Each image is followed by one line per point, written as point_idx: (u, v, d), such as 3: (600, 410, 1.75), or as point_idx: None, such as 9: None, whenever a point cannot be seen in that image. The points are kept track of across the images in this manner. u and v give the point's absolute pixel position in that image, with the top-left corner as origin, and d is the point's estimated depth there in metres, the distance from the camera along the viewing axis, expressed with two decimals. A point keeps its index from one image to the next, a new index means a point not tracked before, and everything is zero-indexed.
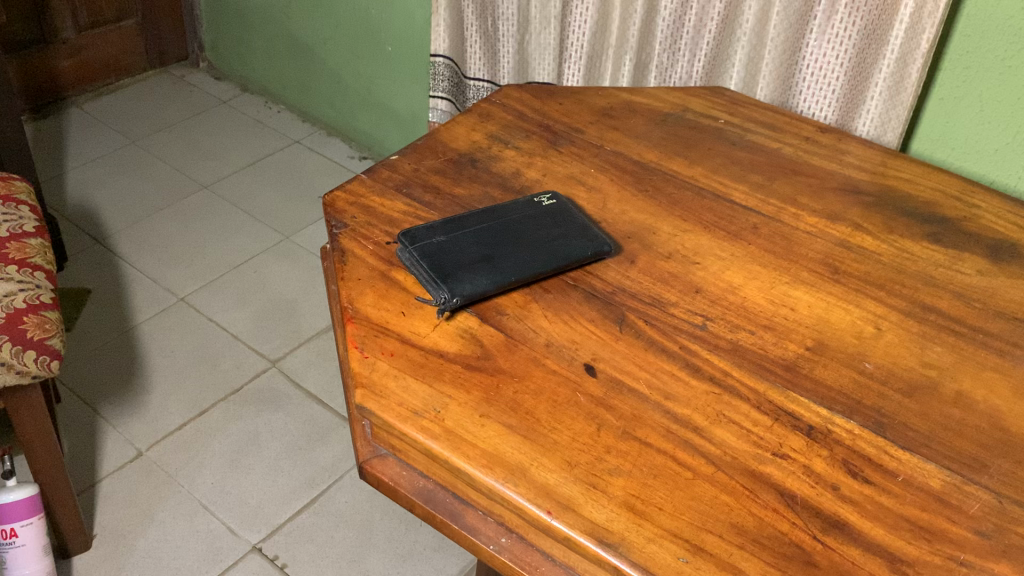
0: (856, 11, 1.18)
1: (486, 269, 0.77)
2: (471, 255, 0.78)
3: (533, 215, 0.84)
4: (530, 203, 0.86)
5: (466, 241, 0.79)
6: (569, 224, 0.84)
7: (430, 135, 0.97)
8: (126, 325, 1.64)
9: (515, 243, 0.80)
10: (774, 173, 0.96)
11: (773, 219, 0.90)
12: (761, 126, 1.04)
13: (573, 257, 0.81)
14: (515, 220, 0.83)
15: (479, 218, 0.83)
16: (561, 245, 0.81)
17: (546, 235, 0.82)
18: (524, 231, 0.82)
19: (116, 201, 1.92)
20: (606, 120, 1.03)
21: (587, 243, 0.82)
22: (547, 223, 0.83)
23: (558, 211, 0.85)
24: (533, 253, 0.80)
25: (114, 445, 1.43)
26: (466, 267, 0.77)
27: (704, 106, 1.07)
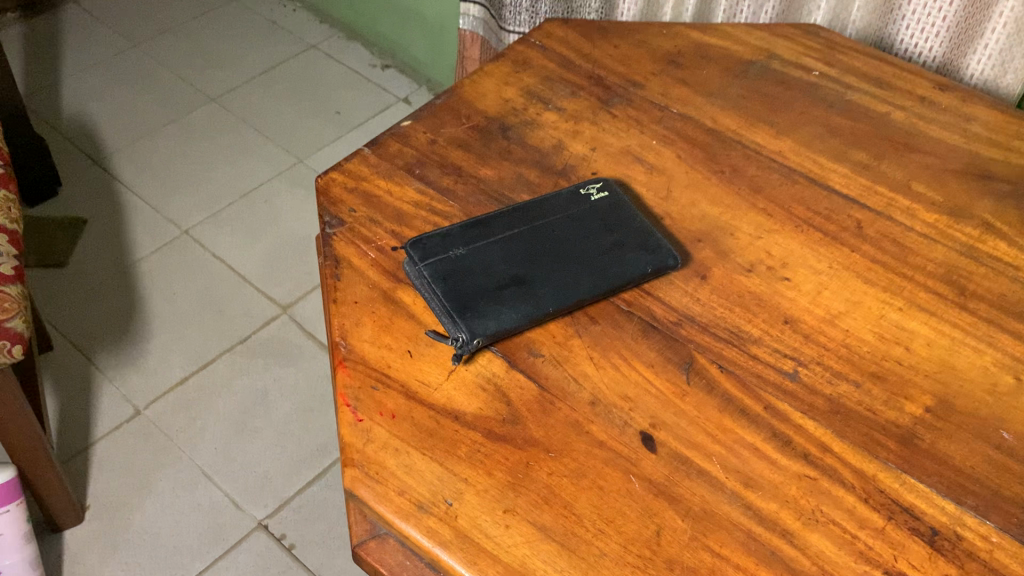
0: None
1: (517, 297, 0.60)
2: (497, 276, 0.61)
3: (578, 216, 0.66)
4: (575, 196, 0.68)
5: (492, 256, 0.62)
6: (622, 228, 0.66)
7: (453, 91, 0.79)
8: (124, 261, 1.50)
9: (553, 256, 0.63)
10: (880, 149, 0.77)
11: (880, 215, 0.72)
12: (866, 82, 0.83)
13: (626, 276, 0.63)
14: (555, 222, 0.66)
15: (509, 219, 0.65)
16: (612, 258, 0.64)
17: (594, 245, 0.65)
18: (567, 239, 0.65)
19: (116, 115, 1.75)
20: (673, 71, 0.83)
21: (644, 255, 0.65)
22: (594, 226, 0.66)
23: (609, 209, 0.68)
24: (578, 272, 0.63)
25: (111, 402, 1.31)
26: (491, 293, 0.60)
27: (793, 51, 0.86)
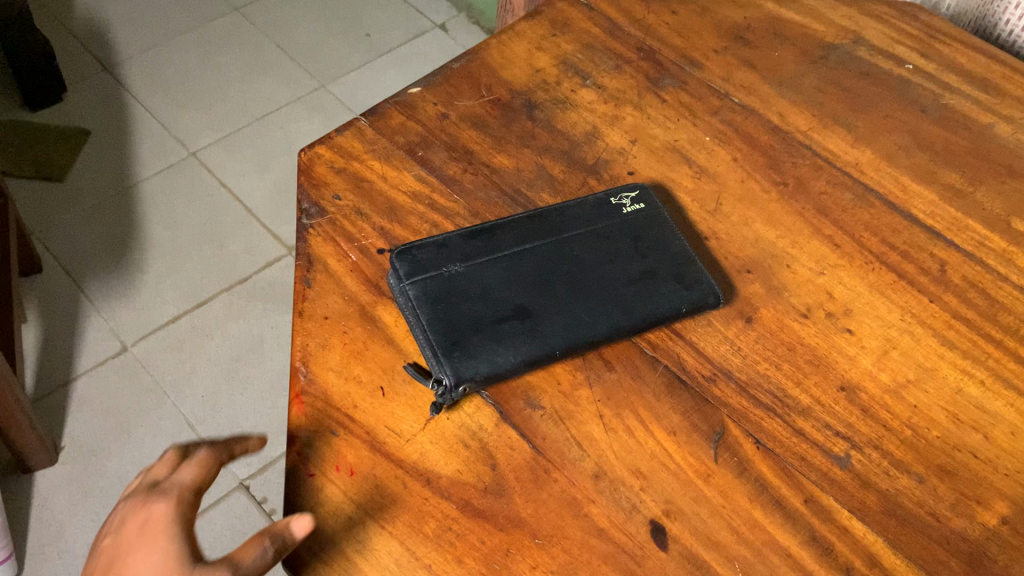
0: None
1: (519, 333, 0.50)
2: (497, 304, 0.51)
3: (604, 232, 0.55)
4: (603, 204, 0.57)
5: (494, 277, 0.52)
6: (657, 250, 0.55)
7: (475, 53, 0.67)
8: (125, 180, 1.40)
9: (568, 282, 0.52)
10: (977, 172, 0.64)
11: (968, 258, 0.60)
12: (968, 83, 0.70)
13: (655, 314, 0.52)
14: (576, 237, 0.54)
15: (521, 231, 0.54)
16: (639, 290, 0.53)
17: (619, 271, 0.53)
18: (588, 261, 0.53)
19: (131, 18, 1.63)
20: (739, 49, 0.70)
21: (679, 287, 0.54)
22: (623, 246, 0.54)
23: (643, 224, 0.56)
24: (596, 305, 0.52)
25: (97, 335, 1.23)
26: (487, 327, 0.50)
27: (883, 36, 0.72)
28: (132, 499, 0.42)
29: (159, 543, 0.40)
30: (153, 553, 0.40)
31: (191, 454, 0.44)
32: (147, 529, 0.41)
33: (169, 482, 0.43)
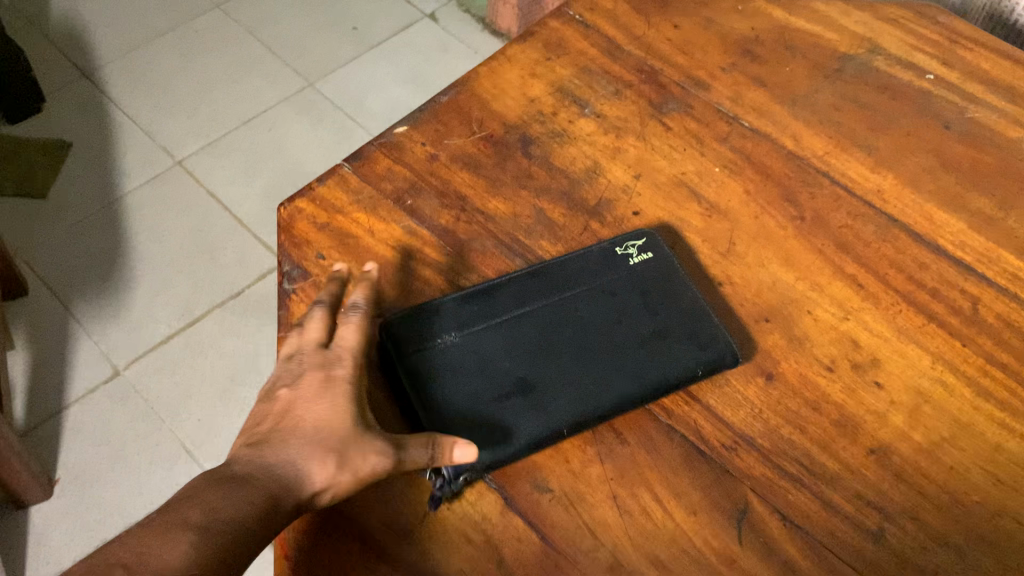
0: None
1: (521, 411, 0.46)
2: (496, 379, 0.47)
3: (610, 288, 0.51)
4: (609, 253, 0.53)
5: (493, 347, 0.48)
6: (668, 305, 0.51)
7: (465, 83, 0.62)
8: (110, 192, 1.35)
9: (573, 348, 0.48)
10: (1008, 194, 0.60)
11: (1003, 293, 0.55)
12: (994, 92, 0.65)
13: (669, 379, 0.48)
14: (580, 295, 0.50)
15: (520, 290, 0.50)
16: (650, 352, 0.49)
17: (628, 331, 0.49)
18: (594, 322, 0.49)
19: (110, 19, 1.57)
20: (747, 65, 0.65)
21: (694, 347, 0.49)
22: (631, 302, 0.50)
23: (653, 275, 0.52)
24: (604, 372, 0.48)
25: (88, 358, 1.19)
26: (486, 407, 0.46)
27: (901, 43, 0.67)
28: (304, 358, 0.45)
29: (338, 398, 0.43)
30: (332, 400, 0.43)
31: (352, 315, 0.47)
32: (327, 379, 0.44)
33: (337, 341, 0.46)
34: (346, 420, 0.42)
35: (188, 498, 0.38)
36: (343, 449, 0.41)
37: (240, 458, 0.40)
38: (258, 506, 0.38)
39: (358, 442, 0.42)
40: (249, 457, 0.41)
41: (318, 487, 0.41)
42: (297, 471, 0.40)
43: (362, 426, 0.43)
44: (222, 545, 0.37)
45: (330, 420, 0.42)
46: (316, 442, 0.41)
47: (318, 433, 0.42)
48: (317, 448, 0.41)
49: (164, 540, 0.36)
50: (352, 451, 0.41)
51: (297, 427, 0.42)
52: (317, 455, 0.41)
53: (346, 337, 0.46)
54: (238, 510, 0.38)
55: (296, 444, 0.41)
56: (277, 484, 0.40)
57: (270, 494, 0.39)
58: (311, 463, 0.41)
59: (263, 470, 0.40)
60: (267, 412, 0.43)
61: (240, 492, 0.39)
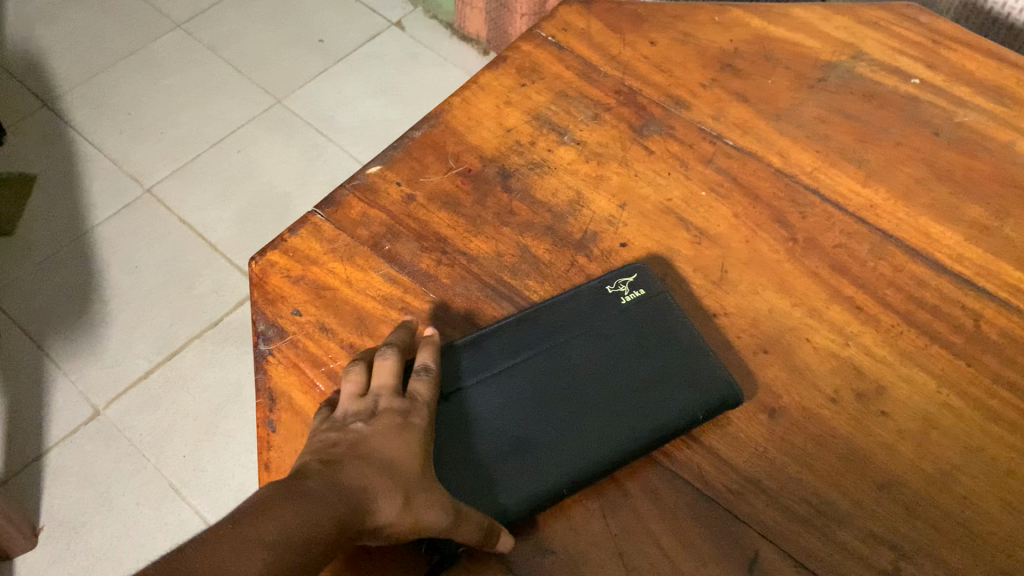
0: None
1: (518, 473, 0.44)
2: (490, 440, 0.45)
3: (605, 331, 0.49)
4: (602, 292, 0.51)
5: (486, 406, 0.46)
6: (666, 346, 0.48)
7: (439, 116, 0.60)
8: (80, 225, 1.32)
9: (569, 400, 0.46)
10: (1003, 203, 0.58)
11: (1005, 308, 0.54)
12: (981, 94, 0.63)
13: (671, 425, 0.46)
14: (573, 341, 0.48)
15: (511, 341, 0.48)
16: (650, 398, 0.46)
17: (626, 377, 0.47)
18: (590, 369, 0.47)
19: (69, 45, 1.54)
20: (728, 81, 0.63)
21: (695, 390, 0.47)
22: (628, 345, 0.48)
23: (649, 314, 0.49)
24: (602, 424, 0.45)
25: (67, 399, 1.16)
26: (480, 472, 0.44)
27: (885, 48, 0.66)
28: (384, 399, 0.44)
29: (413, 446, 0.42)
30: (405, 446, 0.42)
31: (427, 367, 0.46)
32: (402, 423, 0.43)
33: (412, 390, 0.45)
34: (417, 471, 0.41)
35: (264, 498, 0.36)
36: (411, 496, 0.40)
37: (318, 475, 0.38)
38: (330, 523, 0.36)
39: (425, 492, 0.40)
40: (322, 476, 0.39)
41: (382, 525, 0.39)
42: (368, 504, 0.39)
43: (429, 480, 0.41)
44: (292, 559, 0.35)
45: (404, 466, 0.41)
46: (391, 480, 0.40)
47: (390, 473, 0.40)
48: (388, 488, 0.39)
49: (237, 548, 0.34)
50: (421, 502, 0.40)
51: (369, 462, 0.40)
52: (387, 495, 0.39)
53: (420, 388, 0.45)
54: (311, 522, 0.36)
55: (371, 476, 0.40)
56: (347, 509, 0.38)
57: (341, 514, 0.37)
58: (384, 501, 0.39)
59: (339, 490, 0.38)
60: (338, 441, 0.42)
61: (316, 505, 0.37)
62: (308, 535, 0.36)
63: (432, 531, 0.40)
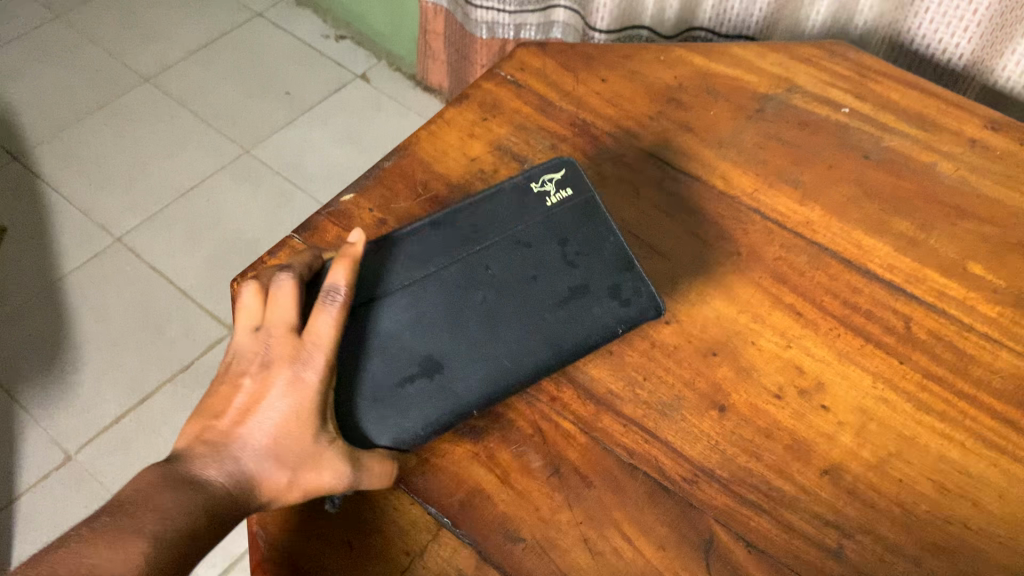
0: None
1: (428, 392, 0.49)
2: (405, 355, 0.49)
3: (525, 245, 0.54)
4: (522, 195, 0.55)
5: (402, 318, 0.50)
6: (588, 258, 0.54)
7: (406, 147, 0.65)
8: (50, 275, 1.34)
9: (487, 315, 0.51)
10: (927, 217, 0.63)
11: (931, 310, 0.59)
12: (905, 121, 0.69)
13: (591, 340, 0.52)
14: (492, 250, 0.53)
15: (432, 247, 0.53)
16: (569, 312, 0.52)
17: (543, 291, 0.52)
18: (507, 283, 0.52)
19: (38, 100, 1.57)
20: (674, 112, 0.68)
21: (616, 304, 0.53)
22: (547, 259, 0.53)
23: (572, 220, 0.55)
24: (515, 342, 0.51)
25: (38, 445, 1.17)
26: (395, 390, 0.49)
27: (816, 80, 0.72)
28: (277, 348, 0.47)
29: (301, 408, 0.45)
30: (295, 405, 0.45)
31: (332, 302, 0.47)
32: (295, 380, 0.45)
33: (311, 330, 0.47)
34: (308, 432, 0.45)
35: (144, 489, 0.41)
36: (299, 466, 0.44)
37: (202, 462, 0.43)
38: (215, 508, 0.42)
39: (314, 457, 0.45)
40: (210, 458, 0.44)
41: (270, 498, 0.44)
42: (254, 484, 0.44)
43: (323, 438, 0.45)
44: (177, 547, 0.40)
45: (291, 435, 0.45)
46: (275, 456, 0.44)
47: (277, 445, 0.44)
48: (275, 461, 0.44)
49: (114, 534, 0.39)
50: (305, 472, 0.44)
51: (257, 435, 0.45)
52: (274, 468, 0.44)
53: (320, 329, 0.46)
54: (190, 510, 0.41)
55: (256, 457, 0.44)
56: (232, 490, 0.43)
57: (227, 499, 0.42)
58: (267, 480, 0.44)
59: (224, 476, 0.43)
60: (235, 406, 0.46)
61: (195, 494, 0.42)
62: (188, 520, 0.41)
63: (320, 493, 0.45)
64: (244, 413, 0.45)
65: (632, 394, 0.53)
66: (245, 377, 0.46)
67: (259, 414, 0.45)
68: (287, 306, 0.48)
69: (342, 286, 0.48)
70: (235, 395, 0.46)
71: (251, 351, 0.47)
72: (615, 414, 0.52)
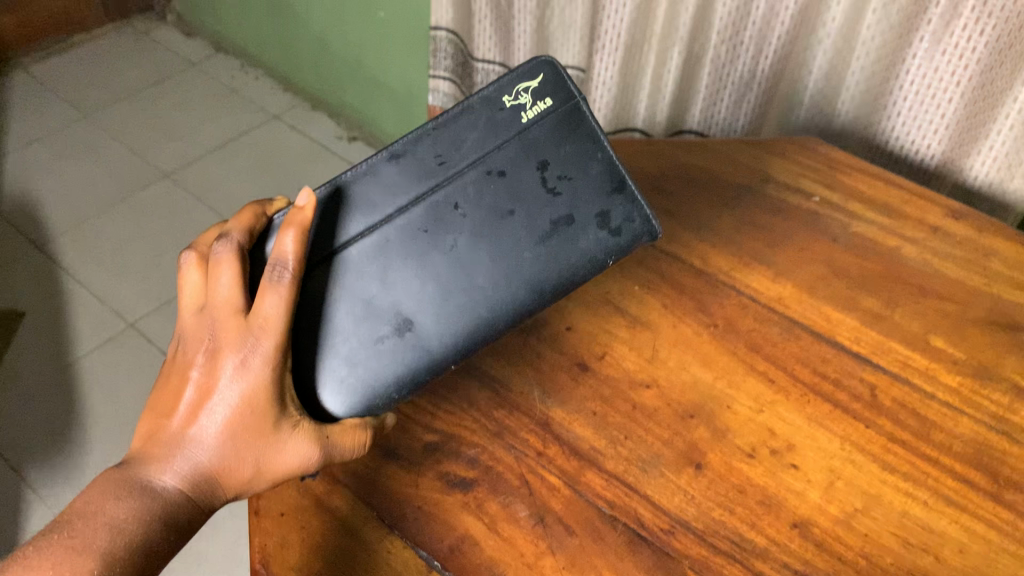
0: (987, 17, 0.83)
1: (403, 346, 0.55)
2: (380, 310, 0.55)
3: (497, 175, 0.59)
4: (489, 116, 0.60)
5: (370, 270, 0.56)
6: (570, 180, 0.60)
7: None
8: (64, 358, 1.38)
9: (455, 260, 0.57)
10: (892, 295, 0.68)
11: (896, 379, 0.62)
12: (873, 209, 0.75)
13: (581, 268, 0.59)
14: (462, 186, 0.58)
15: (399, 182, 0.58)
16: (550, 244, 0.58)
17: (520, 225, 0.58)
18: (480, 222, 0.58)
19: (62, 193, 1.65)
20: (657, 199, 0.74)
21: (603, 233, 0.60)
22: (521, 186, 0.59)
23: (546, 139, 0.60)
24: (491, 286, 0.57)
25: (41, 522, 1.19)
26: (366, 348, 0.55)
27: (790, 171, 0.78)
28: (224, 330, 0.49)
29: (253, 400, 0.48)
30: (246, 393, 0.48)
31: (280, 279, 0.49)
32: (245, 367, 0.48)
33: (258, 313, 0.49)
34: (264, 419, 0.48)
35: (98, 502, 0.45)
36: (259, 456, 0.48)
37: (158, 469, 0.46)
38: (174, 511, 0.46)
39: (273, 446, 0.48)
40: (164, 461, 0.47)
41: (237, 492, 0.48)
42: (217, 482, 0.47)
43: (280, 424, 0.49)
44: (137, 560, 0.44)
45: (246, 428, 0.48)
46: (232, 452, 0.47)
47: (231, 437, 0.47)
48: (231, 452, 0.47)
49: (68, 555, 0.43)
50: (266, 460, 0.48)
51: (210, 430, 0.47)
52: (232, 458, 0.47)
53: (270, 308, 0.49)
54: (146, 517, 0.45)
55: (211, 455, 0.47)
56: (191, 488, 0.46)
57: (186, 500, 0.46)
58: (228, 477, 0.47)
59: (185, 480, 0.46)
60: (187, 398, 0.48)
61: (151, 500, 0.45)
62: (144, 530, 0.45)
63: (284, 477, 0.49)
64: (195, 408, 0.48)
65: (613, 451, 0.57)
66: (194, 368, 0.49)
67: (210, 407, 0.47)
68: (232, 286, 0.50)
69: (291, 259, 0.50)
70: (184, 387, 0.48)
71: (198, 334, 0.50)
72: (597, 469, 0.56)
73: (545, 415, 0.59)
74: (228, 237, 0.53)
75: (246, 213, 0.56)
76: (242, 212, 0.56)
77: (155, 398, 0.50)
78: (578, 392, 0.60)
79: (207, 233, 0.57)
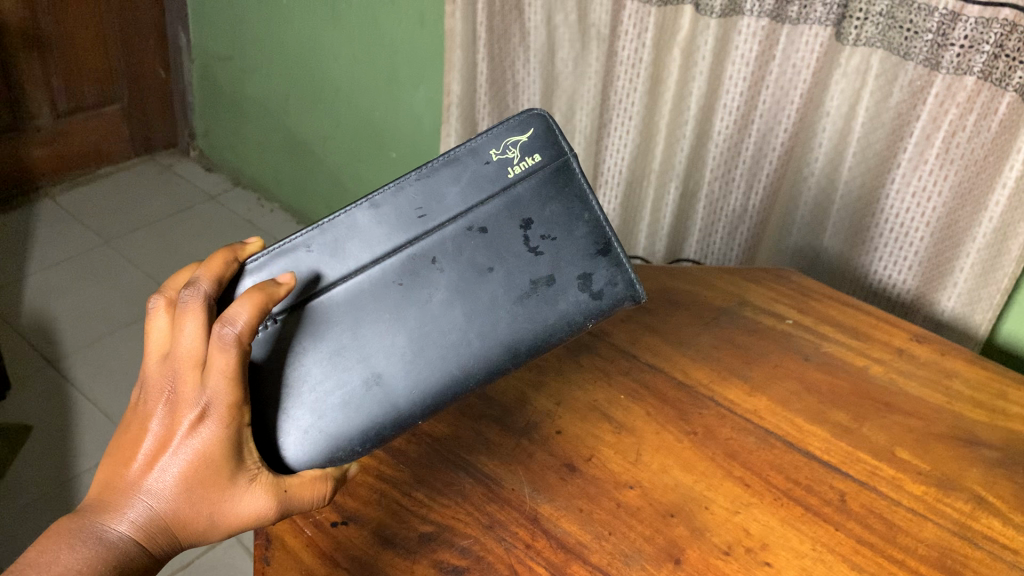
0: (949, 165, 0.92)
1: (371, 399, 0.61)
2: (350, 363, 0.61)
3: (478, 234, 0.65)
4: (475, 169, 0.65)
5: (343, 326, 0.62)
6: (554, 241, 0.66)
7: None
8: (66, 473, 1.40)
9: (427, 317, 0.63)
10: (862, 410, 0.73)
11: (864, 487, 0.66)
12: (843, 332, 0.81)
13: (559, 327, 0.65)
14: (440, 240, 0.64)
15: (377, 233, 0.64)
16: (528, 304, 0.65)
17: (498, 284, 0.64)
18: (456, 277, 0.64)
19: (77, 314, 1.72)
20: (643, 318, 0.81)
21: (584, 295, 0.66)
22: (503, 246, 0.65)
23: (531, 197, 0.66)
24: (465, 344, 0.63)
25: None
26: (335, 402, 0.60)
27: (766, 298, 0.85)
28: (180, 387, 0.53)
29: (207, 458, 0.52)
30: (200, 448, 0.52)
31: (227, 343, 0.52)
32: (203, 422, 0.52)
33: (213, 372, 0.52)
34: (220, 474, 0.52)
35: (53, 552, 0.49)
36: (216, 510, 0.52)
37: (115, 522, 0.51)
38: (130, 558, 0.50)
39: (228, 501, 0.53)
40: (120, 511, 0.51)
41: (196, 541, 0.53)
42: (173, 533, 0.52)
43: (234, 480, 0.53)
44: None
45: (202, 483, 0.52)
46: (187, 506, 0.51)
47: (186, 490, 0.51)
48: (187, 502, 0.51)
49: None
50: (223, 513, 0.52)
51: (165, 482, 0.51)
52: (189, 509, 0.52)
53: (222, 367, 0.52)
54: (100, 566, 0.49)
55: (167, 510, 0.51)
56: (146, 537, 0.50)
57: (140, 549, 0.50)
58: (184, 529, 0.52)
59: (139, 533, 0.51)
60: (145, 451, 0.52)
61: (106, 549, 0.50)
62: None
63: (242, 528, 0.54)
64: (152, 459, 0.52)
65: (598, 544, 0.60)
66: (154, 418, 0.53)
67: (165, 460, 0.52)
68: (189, 339, 0.53)
69: (240, 320, 0.53)
70: (144, 436, 0.52)
71: (158, 384, 0.54)
72: (582, 561, 0.59)
73: (534, 510, 0.63)
74: (195, 286, 0.56)
75: (215, 261, 0.59)
76: (213, 257, 0.60)
77: (116, 442, 0.54)
78: (566, 490, 0.64)
79: (177, 276, 0.61)
